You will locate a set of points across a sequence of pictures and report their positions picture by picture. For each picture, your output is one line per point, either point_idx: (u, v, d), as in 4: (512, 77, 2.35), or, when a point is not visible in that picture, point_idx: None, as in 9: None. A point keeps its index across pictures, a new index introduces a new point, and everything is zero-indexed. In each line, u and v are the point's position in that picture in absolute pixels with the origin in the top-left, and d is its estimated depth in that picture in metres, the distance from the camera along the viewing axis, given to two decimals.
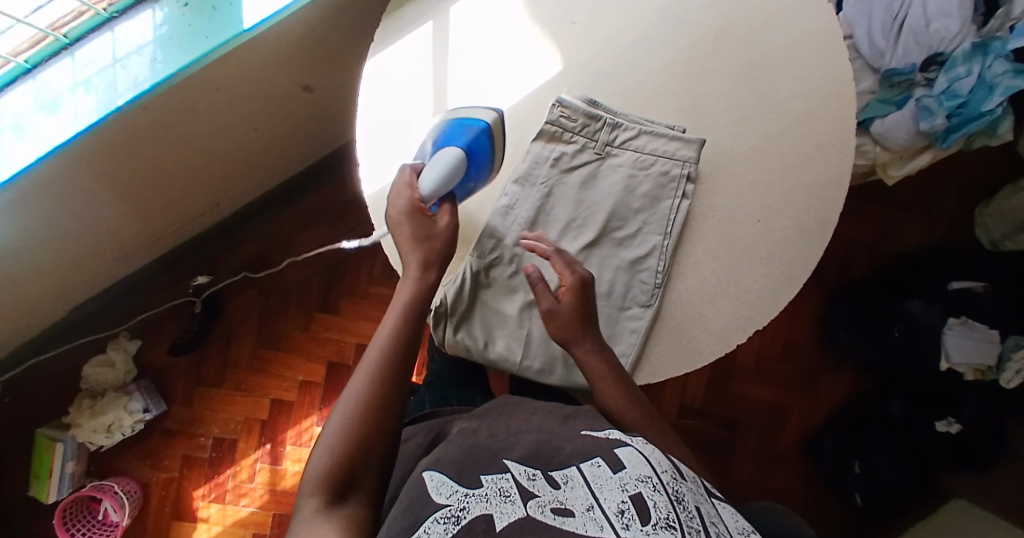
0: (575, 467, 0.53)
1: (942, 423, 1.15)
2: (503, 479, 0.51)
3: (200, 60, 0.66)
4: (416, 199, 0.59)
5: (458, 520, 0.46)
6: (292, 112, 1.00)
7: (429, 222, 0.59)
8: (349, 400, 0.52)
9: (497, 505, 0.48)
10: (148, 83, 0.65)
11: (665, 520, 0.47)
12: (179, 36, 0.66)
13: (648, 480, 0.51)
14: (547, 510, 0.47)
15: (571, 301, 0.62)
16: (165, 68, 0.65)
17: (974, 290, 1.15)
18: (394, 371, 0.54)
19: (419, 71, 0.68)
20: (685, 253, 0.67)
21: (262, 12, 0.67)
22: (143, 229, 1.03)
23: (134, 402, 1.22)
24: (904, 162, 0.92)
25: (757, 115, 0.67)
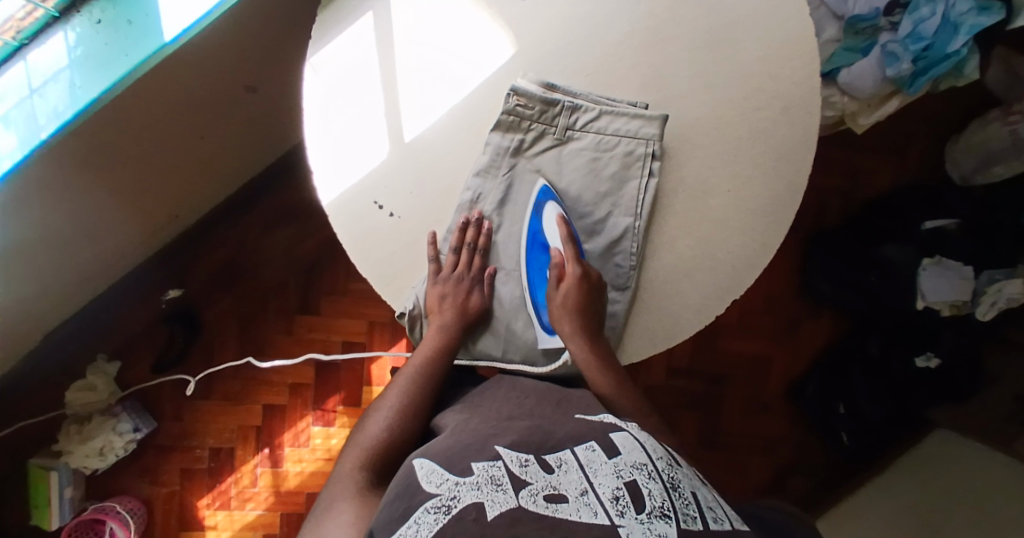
0: (569, 452, 0.53)
1: (920, 359, 1.16)
2: (494, 466, 0.49)
3: (121, 82, 0.62)
4: (461, 261, 0.63)
5: (449, 509, 0.45)
6: (238, 115, 0.96)
7: (467, 276, 0.63)
8: (382, 419, 0.60)
9: (488, 494, 0.46)
10: (69, 113, 0.61)
11: (659, 508, 0.49)
12: (94, 57, 0.62)
13: (642, 467, 0.52)
14: (540, 498, 0.47)
15: (573, 290, 0.63)
16: (85, 93, 0.61)
17: (947, 228, 1.12)
18: (424, 394, 0.62)
19: (365, 70, 0.64)
20: (657, 232, 0.66)
21: (181, 20, 0.62)
22: (106, 251, 1.00)
23: (123, 423, 1.21)
24: (872, 110, 0.90)
25: (720, 82, 0.65)
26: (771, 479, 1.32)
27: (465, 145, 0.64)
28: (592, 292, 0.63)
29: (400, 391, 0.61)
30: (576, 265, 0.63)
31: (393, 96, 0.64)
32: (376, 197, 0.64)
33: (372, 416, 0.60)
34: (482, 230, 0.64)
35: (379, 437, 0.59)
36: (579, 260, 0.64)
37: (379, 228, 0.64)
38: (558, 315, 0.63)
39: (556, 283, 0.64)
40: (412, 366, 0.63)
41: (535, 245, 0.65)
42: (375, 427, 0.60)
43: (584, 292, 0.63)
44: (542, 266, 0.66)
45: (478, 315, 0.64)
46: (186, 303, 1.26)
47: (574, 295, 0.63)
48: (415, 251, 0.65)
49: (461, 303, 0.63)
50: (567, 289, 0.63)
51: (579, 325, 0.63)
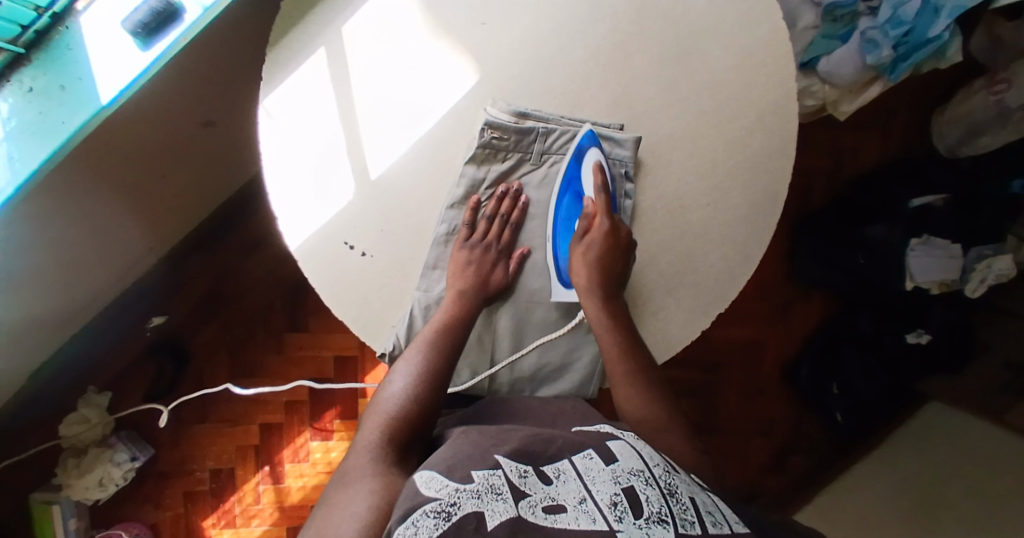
0: (566, 461, 0.52)
1: (912, 335, 1.17)
2: (495, 475, 0.48)
3: (63, 149, 0.57)
4: (496, 233, 0.62)
5: (449, 516, 0.44)
6: (202, 149, 0.94)
7: (494, 258, 0.62)
8: (372, 430, 0.56)
9: (488, 503, 0.45)
10: (11, 188, 0.56)
11: (657, 514, 0.48)
12: (30, 127, 0.56)
13: (640, 475, 0.52)
14: (539, 510, 0.46)
15: (598, 243, 0.61)
16: (25, 166, 0.56)
17: (934, 204, 1.10)
18: (420, 404, 0.58)
19: (323, 110, 0.61)
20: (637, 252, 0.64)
21: (119, 80, 0.56)
22: (87, 289, 0.98)
23: (120, 453, 1.19)
24: (854, 96, 0.89)
25: (691, 95, 0.63)
26: (770, 459, 1.32)
27: (434, 178, 0.62)
28: (616, 248, 0.61)
29: (421, 349, 0.59)
30: (606, 218, 0.61)
31: (355, 133, 0.61)
32: (346, 238, 0.61)
33: (363, 426, 0.57)
34: (519, 204, 0.63)
35: (400, 403, 0.57)
36: (610, 215, 0.62)
37: (352, 270, 0.62)
38: (578, 268, 0.62)
39: (583, 234, 0.63)
40: (436, 322, 0.60)
41: (570, 191, 0.63)
42: (395, 389, 0.58)
43: (609, 248, 0.61)
44: (572, 216, 0.64)
45: (498, 291, 0.62)
46: (171, 329, 1.24)
47: (598, 247, 0.61)
48: (393, 291, 0.62)
49: (485, 273, 0.61)
50: (591, 241, 0.61)
51: (596, 282, 0.61)
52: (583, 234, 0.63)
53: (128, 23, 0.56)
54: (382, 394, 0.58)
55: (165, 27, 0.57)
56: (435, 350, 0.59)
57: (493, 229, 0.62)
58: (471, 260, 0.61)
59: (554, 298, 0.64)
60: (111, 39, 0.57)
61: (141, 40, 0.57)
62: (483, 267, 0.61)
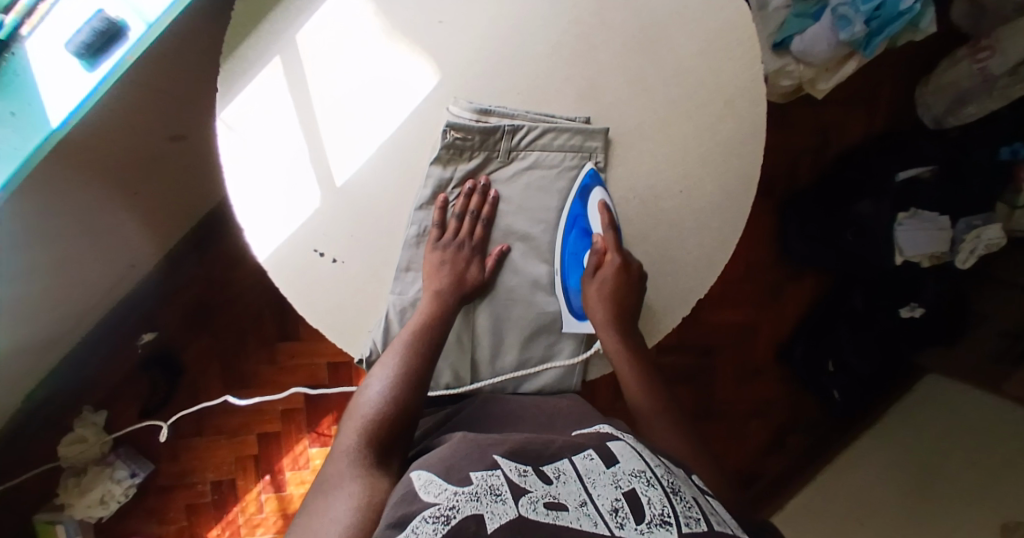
0: (567, 460, 0.52)
1: (905, 309, 1.16)
2: (493, 475, 0.48)
3: (18, 177, 0.54)
4: (468, 230, 0.61)
5: (448, 520, 0.44)
6: (172, 162, 0.93)
7: (466, 259, 0.61)
8: (352, 433, 0.56)
9: (487, 505, 0.46)
10: None
11: (660, 516, 0.48)
12: None
13: (641, 475, 0.51)
14: (540, 506, 0.47)
15: (612, 279, 0.61)
16: None
17: (921, 176, 1.10)
18: (399, 405, 0.57)
19: (284, 116, 0.60)
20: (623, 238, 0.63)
21: (67, 102, 0.54)
22: (73, 310, 0.98)
23: (119, 470, 1.19)
24: (831, 74, 0.88)
25: (658, 82, 0.62)
26: (770, 441, 1.32)
27: (401, 180, 0.61)
28: (630, 282, 0.61)
29: (398, 353, 0.58)
30: (618, 254, 0.61)
31: (318, 139, 0.60)
32: (315, 245, 0.61)
33: (343, 430, 0.56)
34: (489, 198, 0.62)
35: (376, 407, 0.56)
36: (621, 250, 0.61)
37: (323, 278, 0.61)
38: (592, 304, 0.62)
39: (594, 271, 0.62)
40: (413, 324, 0.59)
41: (576, 227, 0.62)
42: (372, 394, 0.57)
43: (623, 283, 0.61)
44: (580, 249, 0.63)
45: (474, 289, 0.61)
46: (163, 344, 1.24)
47: (612, 283, 0.61)
48: (366, 297, 0.62)
49: (460, 272, 0.60)
50: (603, 278, 0.61)
51: (613, 314, 0.62)
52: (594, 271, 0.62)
53: (71, 45, 0.53)
54: (362, 396, 0.58)
55: (110, 46, 0.54)
56: (412, 352, 0.58)
57: (465, 226, 0.61)
58: (447, 260, 0.60)
59: (567, 329, 0.63)
60: (58, 61, 0.55)
61: (87, 61, 0.54)
62: (457, 268, 0.60)
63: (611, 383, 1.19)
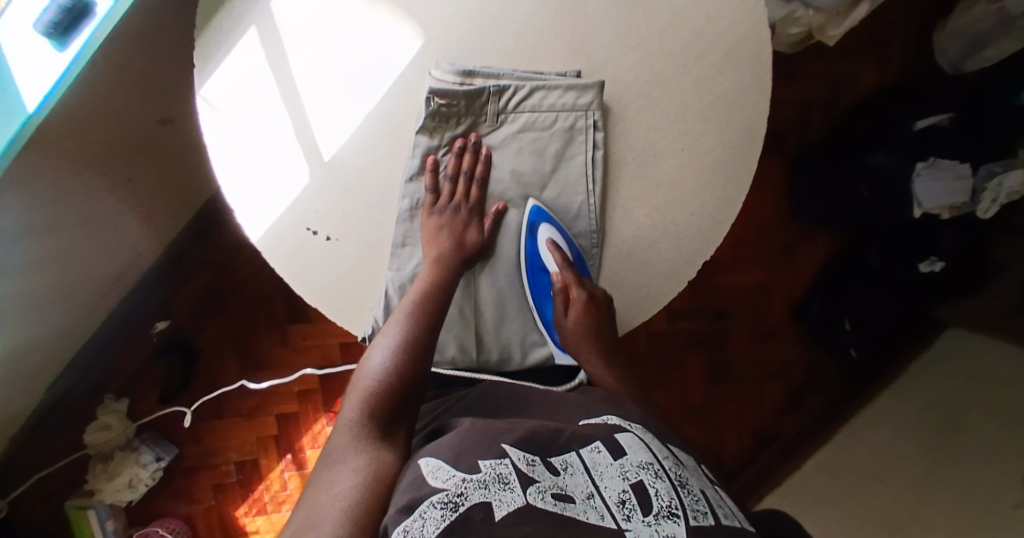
0: (574, 451, 0.52)
1: (924, 264, 1.12)
2: (501, 463, 0.48)
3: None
4: (462, 192, 0.60)
5: (456, 507, 0.44)
6: (163, 146, 0.93)
7: (463, 222, 0.60)
8: (354, 403, 0.55)
9: (495, 493, 0.45)
10: None
11: (667, 508, 0.48)
12: None
13: (649, 467, 0.51)
14: (548, 496, 0.47)
15: (584, 314, 0.61)
16: None
17: (939, 124, 1.04)
18: (402, 375, 0.56)
19: (266, 89, 0.58)
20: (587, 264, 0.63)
21: (41, 85, 0.54)
22: (84, 300, 0.99)
23: (144, 454, 1.21)
24: (842, 18, 0.85)
25: (653, 34, 0.59)
26: (789, 401, 1.31)
27: (391, 150, 0.60)
28: (600, 312, 0.62)
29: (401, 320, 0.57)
30: (582, 289, 0.62)
31: (302, 112, 0.58)
32: (309, 223, 0.60)
33: (345, 401, 0.55)
34: (481, 156, 0.60)
35: (378, 379, 0.55)
36: (583, 284, 0.62)
37: (318, 256, 0.60)
38: (572, 342, 0.63)
39: (563, 309, 0.62)
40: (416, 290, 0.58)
41: (536, 270, 0.62)
42: (373, 365, 0.56)
43: (594, 314, 0.62)
44: (546, 287, 0.63)
45: (475, 252, 0.60)
46: (177, 330, 1.25)
47: (585, 319, 0.61)
48: (364, 273, 0.61)
49: (459, 235, 0.59)
50: (575, 315, 0.62)
51: (595, 347, 0.63)
52: (563, 312, 0.62)
53: (39, 25, 0.53)
54: (364, 366, 0.56)
55: (79, 23, 0.53)
56: (415, 320, 0.57)
57: (460, 187, 0.60)
58: (445, 224, 0.59)
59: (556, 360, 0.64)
60: (29, 44, 0.54)
61: (58, 41, 0.54)
62: (455, 235, 0.59)
63: None
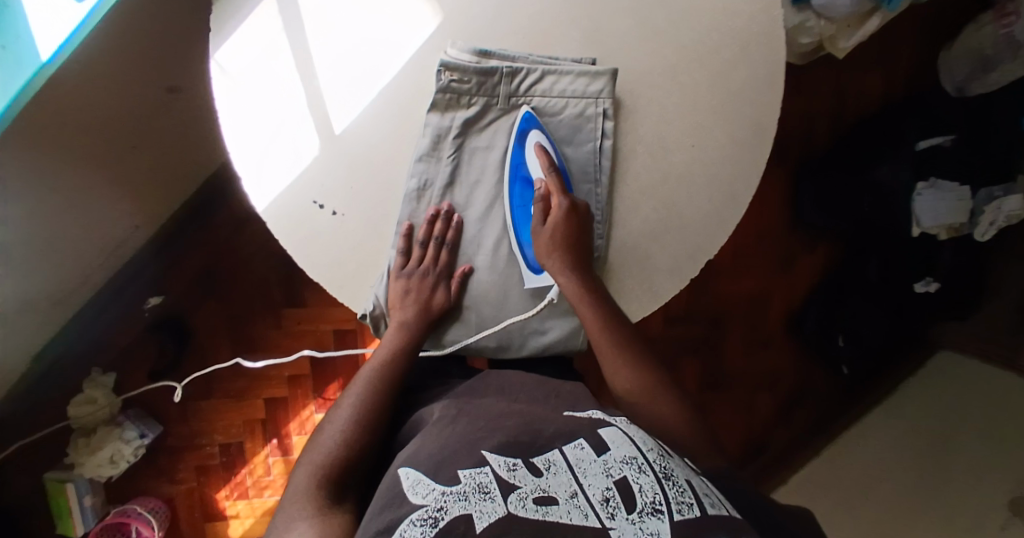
0: (558, 451, 0.53)
1: (920, 284, 1.13)
2: (481, 473, 0.49)
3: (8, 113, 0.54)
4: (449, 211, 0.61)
5: (436, 522, 0.45)
6: (169, 117, 0.92)
7: (430, 287, 0.60)
8: (306, 471, 0.55)
9: (475, 504, 0.47)
10: None
11: (651, 504, 0.48)
12: None
13: (633, 462, 0.51)
14: (529, 502, 0.48)
15: (563, 223, 0.59)
16: None
17: (940, 145, 1.05)
18: (357, 447, 0.57)
19: (278, 59, 0.58)
20: (572, 178, 0.61)
21: (58, 35, 0.54)
22: (81, 266, 0.98)
23: (128, 430, 1.20)
24: (852, 31, 0.87)
25: (669, 26, 0.60)
26: (777, 413, 1.31)
27: (400, 127, 0.60)
28: (582, 222, 0.59)
29: (361, 389, 0.60)
30: (564, 197, 0.59)
31: (314, 84, 0.58)
32: (315, 197, 0.60)
33: (293, 475, 0.56)
34: (452, 224, 0.61)
35: (333, 450, 0.56)
36: (567, 193, 0.59)
37: (321, 231, 0.60)
38: (546, 254, 0.60)
39: (542, 218, 0.60)
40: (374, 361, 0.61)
41: (518, 179, 0.60)
42: (329, 439, 0.57)
43: (574, 225, 0.59)
44: (526, 201, 0.61)
45: (439, 316, 0.61)
46: (170, 307, 1.24)
47: (563, 228, 0.59)
48: (366, 252, 0.61)
49: (425, 300, 0.60)
50: (553, 223, 0.59)
51: (571, 260, 0.59)
52: (541, 220, 0.60)
53: None
54: (319, 440, 0.57)
55: None
56: (369, 400, 0.59)
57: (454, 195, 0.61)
58: (412, 288, 0.60)
59: (527, 286, 0.61)
60: None
61: None
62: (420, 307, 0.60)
63: None
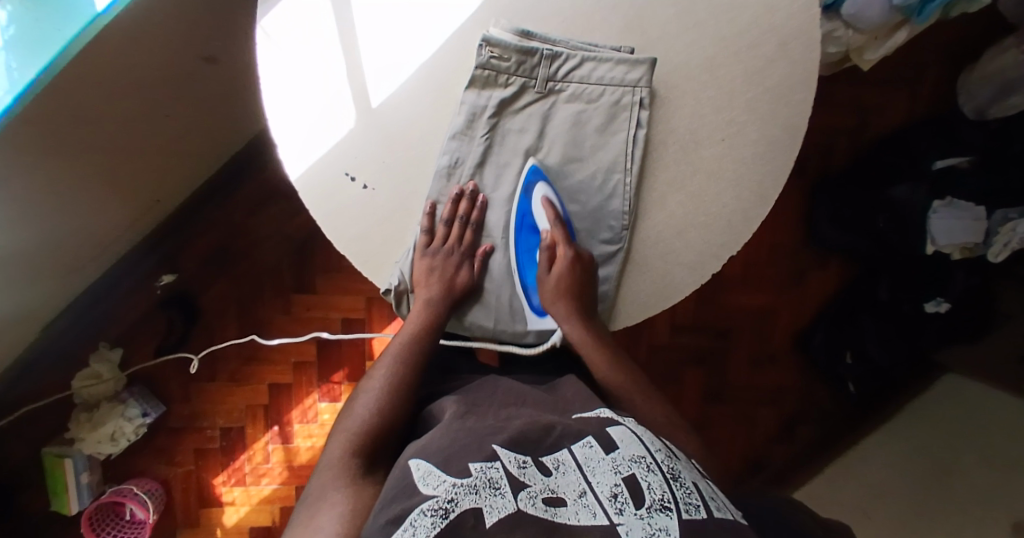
0: (567, 450, 0.52)
1: (930, 304, 1.13)
2: (492, 467, 0.48)
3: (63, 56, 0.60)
4: (473, 192, 0.61)
5: (446, 513, 0.44)
6: (202, 90, 0.93)
7: (455, 268, 0.60)
8: (338, 445, 0.56)
9: (486, 499, 0.46)
10: (9, 97, 0.59)
11: (659, 501, 0.48)
12: (28, 35, 0.58)
13: (641, 461, 0.51)
14: (538, 502, 0.47)
15: (568, 272, 0.61)
16: (23, 76, 0.59)
17: (958, 166, 1.07)
18: (385, 422, 0.57)
19: (322, 26, 0.59)
20: (576, 227, 0.63)
21: None
22: (98, 236, 0.98)
23: (131, 408, 1.20)
24: (880, 43, 0.88)
25: (709, 19, 0.61)
26: (780, 427, 1.31)
27: (436, 103, 0.61)
28: (585, 271, 0.62)
29: (384, 373, 0.60)
30: (569, 246, 0.61)
31: (355, 55, 0.59)
32: (347, 168, 0.60)
33: (325, 447, 0.57)
34: (477, 204, 0.61)
35: (363, 423, 0.57)
36: (571, 242, 0.62)
37: (351, 201, 0.60)
38: (551, 301, 0.61)
39: (547, 265, 0.62)
40: (398, 342, 0.61)
41: (524, 227, 0.62)
42: (359, 412, 0.58)
43: (579, 274, 0.61)
44: (531, 247, 0.63)
45: (464, 294, 0.62)
46: (181, 286, 1.24)
47: (569, 278, 0.61)
48: (394, 226, 0.61)
49: (449, 278, 0.60)
50: (559, 271, 0.61)
51: (574, 307, 0.62)
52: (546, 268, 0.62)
53: None
54: (349, 414, 0.58)
55: None
56: (394, 381, 0.59)
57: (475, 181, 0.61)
58: (438, 269, 0.60)
59: (530, 328, 0.63)
60: None
61: None
62: (441, 283, 0.60)
63: None
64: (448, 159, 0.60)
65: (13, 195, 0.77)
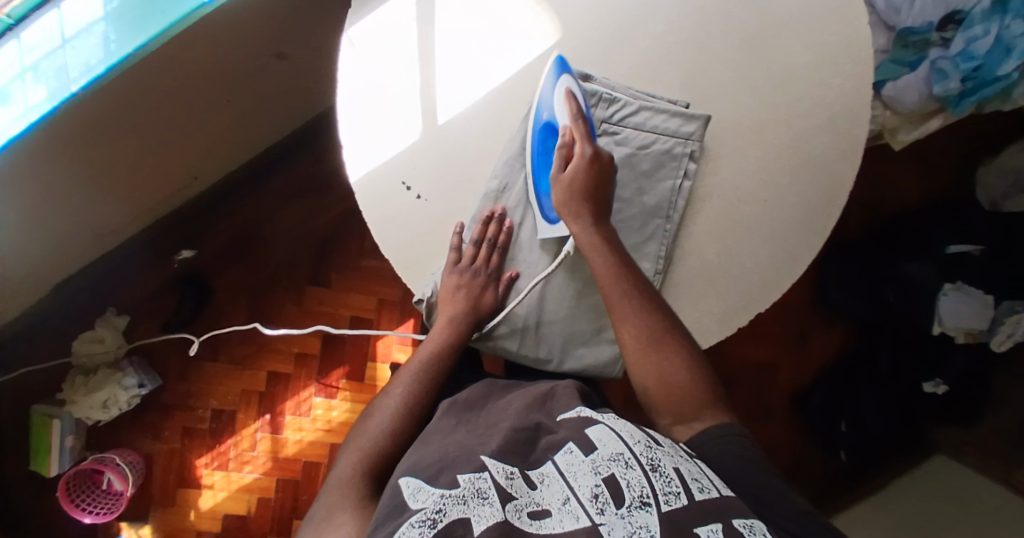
0: (550, 462, 0.52)
1: (930, 384, 1.15)
2: (480, 478, 0.49)
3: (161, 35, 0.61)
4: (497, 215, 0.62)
5: (435, 523, 0.45)
6: (265, 83, 0.96)
7: (479, 289, 0.62)
8: (350, 459, 0.57)
9: (474, 509, 0.46)
10: (101, 66, 0.60)
11: (639, 497, 0.48)
12: (130, 11, 0.60)
13: (620, 458, 0.51)
14: (524, 515, 0.47)
15: (582, 172, 0.59)
16: (120, 49, 0.60)
17: (971, 252, 1.08)
18: (397, 442, 0.59)
19: (406, 45, 0.63)
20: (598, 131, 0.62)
21: None
22: (130, 204, 0.99)
23: (128, 377, 1.19)
24: (913, 126, 0.91)
25: (767, 85, 0.64)
26: None
27: (497, 129, 0.63)
28: (603, 174, 0.59)
29: (403, 388, 0.62)
30: (588, 144, 0.59)
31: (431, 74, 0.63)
32: (403, 178, 0.63)
33: (337, 460, 0.58)
34: (504, 228, 0.63)
35: (377, 439, 0.58)
36: (591, 141, 0.60)
37: (401, 210, 0.63)
38: (561, 204, 0.60)
39: (563, 164, 0.60)
40: (419, 361, 0.63)
41: (543, 127, 0.62)
42: (376, 426, 0.59)
43: (594, 173, 0.59)
44: (548, 150, 0.62)
45: (487, 314, 0.63)
46: (198, 265, 1.26)
47: (582, 177, 0.59)
48: (438, 239, 0.63)
49: (474, 297, 0.62)
50: (574, 170, 0.59)
51: (590, 209, 0.60)
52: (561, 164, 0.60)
53: None
54: (364, 429, 0.59)
55: None
56: (412, 398, 0.61)
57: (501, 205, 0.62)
58: (464, 290, 0.62)
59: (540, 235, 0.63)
60: None
61: None
62: (462, 302, 0.62)
63: (625, 392, 1.17)
64: (498, 185, 0.62)
65: (61, 150, 0.78)
